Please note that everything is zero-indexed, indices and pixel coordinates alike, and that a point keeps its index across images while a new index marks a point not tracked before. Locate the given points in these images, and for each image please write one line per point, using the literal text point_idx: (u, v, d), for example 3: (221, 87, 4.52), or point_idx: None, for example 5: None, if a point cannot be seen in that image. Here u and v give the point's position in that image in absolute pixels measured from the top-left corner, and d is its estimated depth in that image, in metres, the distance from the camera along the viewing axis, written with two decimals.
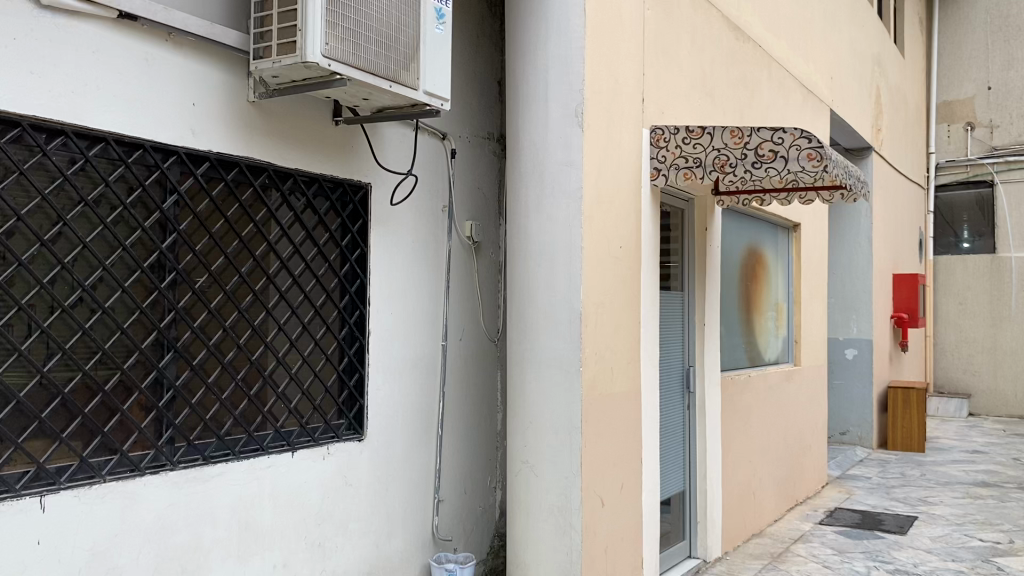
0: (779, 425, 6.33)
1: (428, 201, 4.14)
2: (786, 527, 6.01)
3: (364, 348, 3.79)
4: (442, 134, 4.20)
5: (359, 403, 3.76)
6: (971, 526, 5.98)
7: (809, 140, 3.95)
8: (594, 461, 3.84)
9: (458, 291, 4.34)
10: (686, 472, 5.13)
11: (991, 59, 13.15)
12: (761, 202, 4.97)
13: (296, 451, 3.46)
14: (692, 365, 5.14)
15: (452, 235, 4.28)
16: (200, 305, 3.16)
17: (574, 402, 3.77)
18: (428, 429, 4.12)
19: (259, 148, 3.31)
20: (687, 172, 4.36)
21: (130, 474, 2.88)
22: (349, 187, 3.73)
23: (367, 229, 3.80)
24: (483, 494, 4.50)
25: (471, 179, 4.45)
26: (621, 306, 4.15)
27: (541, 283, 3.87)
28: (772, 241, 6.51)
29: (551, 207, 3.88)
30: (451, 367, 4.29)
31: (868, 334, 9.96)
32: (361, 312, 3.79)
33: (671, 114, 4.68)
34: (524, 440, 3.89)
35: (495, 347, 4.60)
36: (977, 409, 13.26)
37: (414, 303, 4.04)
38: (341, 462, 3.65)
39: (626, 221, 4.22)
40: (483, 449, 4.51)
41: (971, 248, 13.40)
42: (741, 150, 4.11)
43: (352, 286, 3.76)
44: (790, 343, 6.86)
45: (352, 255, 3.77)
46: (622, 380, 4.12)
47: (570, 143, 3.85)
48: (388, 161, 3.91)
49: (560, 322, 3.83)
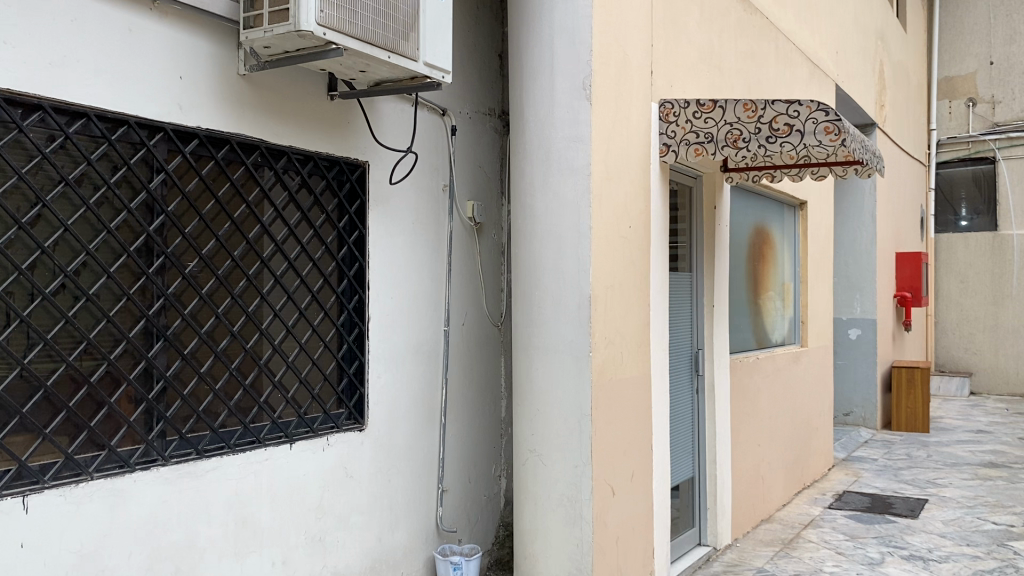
0: (786, 407, 6.19)
1: (429, 180, 3.96)
2: (796, 512, 5.88)
3: (363, 334, 3.62)
4: (442, 110, 4.02)
5: (360, 392, 3.61)
6: (983, 508, 5.87)
7: (826, 113, 3.80)
8: (604, 450, 3.69)
9: (460, 274, 4.17)
10: (696, 458, 4.99)
11: (993, 34, 12.96)
12: (772, 178, 4.83)
13: (294, 443, 3.30)
14: (700, 348, 4.99)
15: (454, 215, 4.11)
16: (190, 291, 2.99)
17: (584, 388, 3.62)
18: (431, 417, 3.97)
19: (251, 125, 3.13)
20: (697, 148, 4.16)
21: (119, 471, 2.72)
22: (346, 165, 3.55)
23: (365, 209, 3.62)
24: (487, 484, 4.35)
25: (473, 157, 4.28)
26: (630, 288, 3.98)
27: (549, 265, 3.71)
28: (779, 219, 6.36)
29: (558, 184, 3.71)
30: (454, 353, 4.13)
31: (871, 313, 9.84)
32: (360, 296, 3.61)
33: (679, 87, 4.51)
34: (532, 429, 3.73)
35: (498, 332, 4.44)
36: (978, 388, 13.19)
37: (415, 287, 3.88)
38: (341, 453, 3.49)
39: (635, 199, 4.05)
40: (487, 437, 4.36)
41: (971, 225, 13.29)
42: (755, 124, 3.94)
43: (350, 270, 3.59)
44: (797, 324, 6.72)
45: (350, 237, 3.59)
46: (632, 365, 3.97)
47: (578, 117, 3.67)
48: (386, 137, 3.72)
49: (567, 304, 3.67)
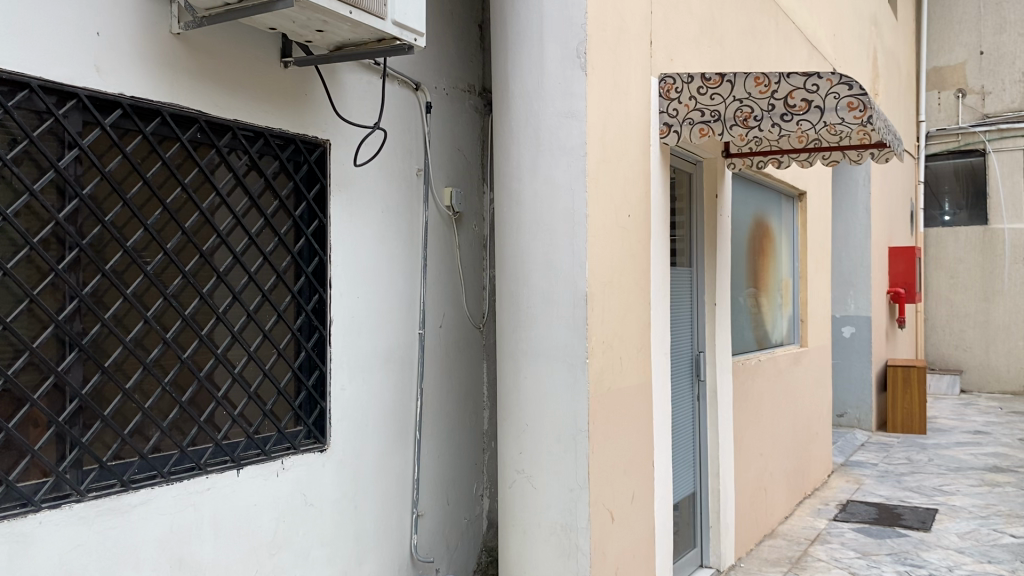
0: (788, 412, 5.80)
1: (401, 162, 3.48)
2: (799, 525, 5.48)
3: (324, 339, 3.13)
4: (415, 84, 3.54)
5: (320, 406, 3.13)
6: (999, 519, 5.49)
7: (849, 87, 3.38)
8: (601, 469, 3.23)
9: (436, 271, 3.70)
10: (696, 472, 4.57)
11: (982, 23, 12.68)
12: (779, 164, 4.48)
13: (242, 469, 2.82)
14: (701, 351, 4.56)
15: (429, 204, 3.64)
16: (113, 291, 2.51)
17: (580, 400, 3.16)
18: (404, 433, 3.50)
19: (189, 95, 2.65)
20: (702, 128, 3.74)
21: (21, 512, 2.22)
22: (303, 144, 3.07)
23: (325, 195, 3.13)
24: (468, 505, 3.89)
25: (450, 139, 3.80)
26: (630, 286, 3.54)
27: (538, 259, 3.25)
28: (778, 210, 5.95)
29: (548, 167, 3.24)
30: (430, 360, 3.65)
31: (866, 310, 9.50)
32: (320, 296, 3.13)
33: (680, 61, 4.06)
34: (519, 447, 3.27)
35: (480, 335, 3.98)
36: (969, 385, 12.96)
37: (386, 285, 3.40)
38: (299, 478, 3.01)
39: (635, 185, 3.61)
40: (469, 453, 3.90)
41: (954, 219, 13.03)
42: (767, 100, 3.57)
43: (309, 266, 3.10)
44: (796, 323, 6.32)
45: (308, 228, 3.11)
46: (631, 373, 3.52)
47: (571, 90, 3.21)
48: (352, 112, 3.23)
49: (561, 304, 3.21)
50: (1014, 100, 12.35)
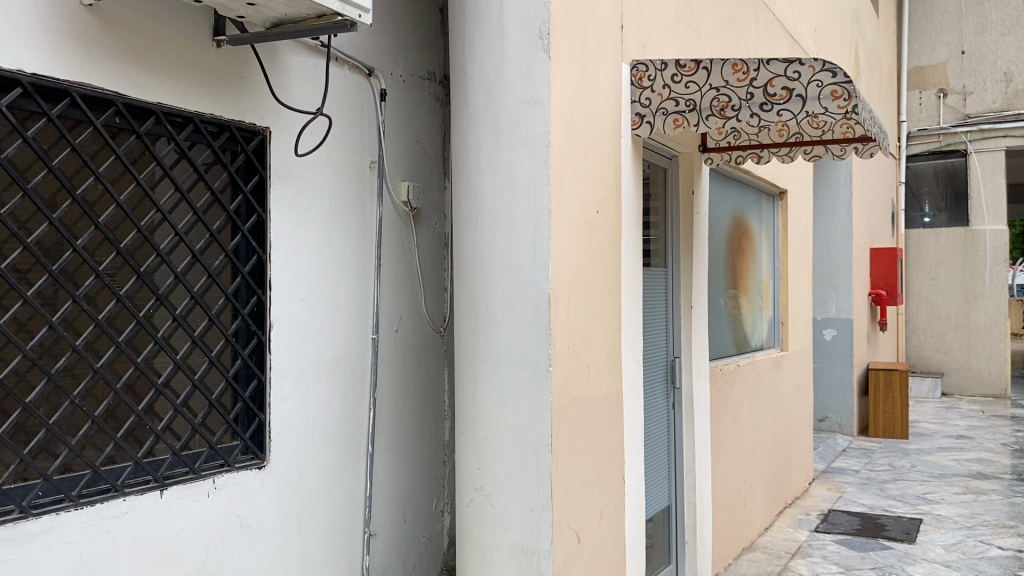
0: (768, 419, 5.58)
1: (352, 153, 3.20)
2: (780, 537, 5.25)
3: (263, 346, 2.86)
4: (368, 69, 3.27)
5: (259, 419, 2.86)
6: (985, 530, 5.30)
7: (833, 74, 3.14)
8: (566, 486, 2.98)
9: (392, 272, 3.43)
10: (671, 484, 4.33)
11: (963, 22, 12.52)
12: (758, 158, 4.29)
13: (167, 489, 2.55)
14: (677, 356, 4.33)
15: (384, 199, 3.37)
16: (14, 293, 2.24)
17: (543, 412, 2.91)
18: (355, 447, 3.22)
19: (101, 73, 2.36)
20: (677, 118, 3.50)
21: None
22: (239, 132, 2.80)
23: (264, 187, 2.87)
24: (427, 522, 3.61)
25: (407, 129, 3.53)
26: (598, 288, 3.29)
27: (499, 259, 2.99)
28: (757, 210, 5.73)
29: (509, 158, 2.99)
30: (385, 368, 3.38)
31: (847, 313, 9.32)
32: (259, 299, 2.86)
33: (653, 48, 3.82)
34: (477, 462, 3.02)
35: (441, 340, 3.70)
36: (950, 388, 12.95)
37: (334, 286, 3.12)
38: (233, 498, 2.74)
39: (605, 179, 3.36)
40: (429, 467, 3.62)
41: (933, 222, 13.07)
42: (746, 89, 3.31)
43: (245, 265, 2.84)
44: (776, 326, 6.10)
45: (245, 224, 2.84)
46: (600, 381, 3.27)
47: (533, 74, 2.96)
48: (295, 96, 2.96)
49: (523, 308, 2.96)
50: (995, 100, 12.21)
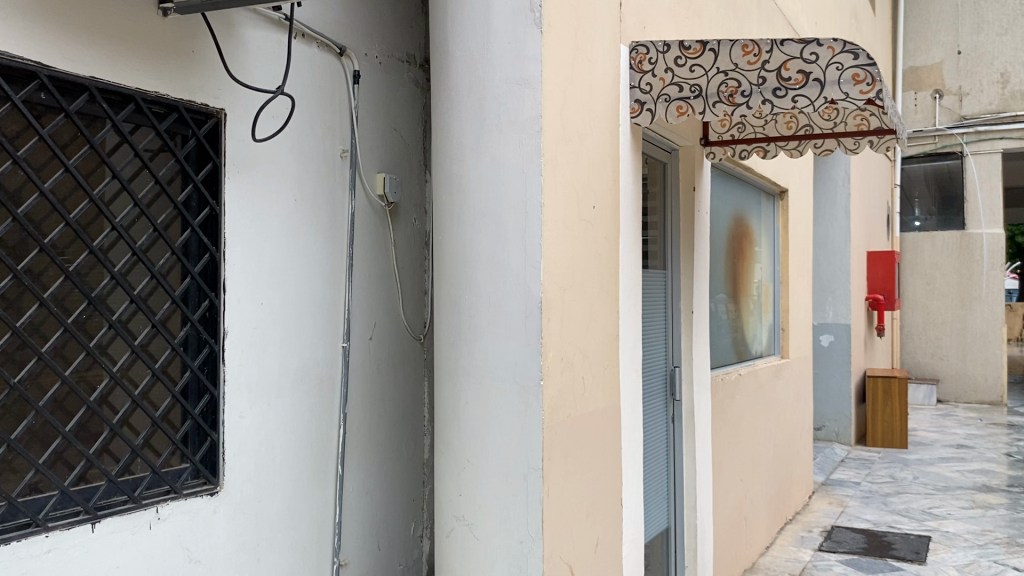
0: (770, 431, 5.29)
1: (320, 140, 2.88)
2: (782, 558, 4.95)
3: (215, 356, 2.53)
4: (339, 48, 2.95)
5: (211, 439, 2.53)
6: (998, 549, 5.01)
7: (854, 55, 2.87)
8: (558, 516, 2.65)
9: (366, 273, 3.10)
10: (670, 504, 4.04)
11: (960, 22, 12.27)
12: (764, 153, 4.02)
13: (99, 522, 2.20)
14: (677, 365, 4.03)
15: (357, 191, 3.04)
16: None
17: (532, 432, 2.58)
18: (323, 468, 2.89)
19: (19, 40, 2.02)
20: (680, 105, 3.18)
21: None
22: (189, 114, 2.47)
23: (217, 177, 2.54)
24: (405, 548, 3.28)
25: (384, 116, 3.21)
26: (595, 291, 2.98)
27: (484, 259, 2.68)
28: (758, 209, 5.44)
29: (496, 146, 2.67)
30: (357, 380, 3.05)
31: (844, 318, 9.08)
32: (211, 302, 2.53)
33: (653, 30, 3.52)
34: (458, 487, 2.72)
35: (421, 349, 3.37)
36: (945, 395, 12.75)
37: (298, 288, 2.79)
38: (180, 529, 2.40)
39: (602, 171, 3.05)
40: (407, 488, 3.29)
41: (924, 226, 13.02)
42: (758, 73, 3.03)
43: (195, 265, 2.51)
44: (777, 332, 5.81)
45: (195, 218, 2.51)
46: (596, 395, 2.96)
47: (523, 52, 2.64)
48: (254, 75, 2.64)
49: (510, 315, 2.64)
50: (991, 101, 12.00)
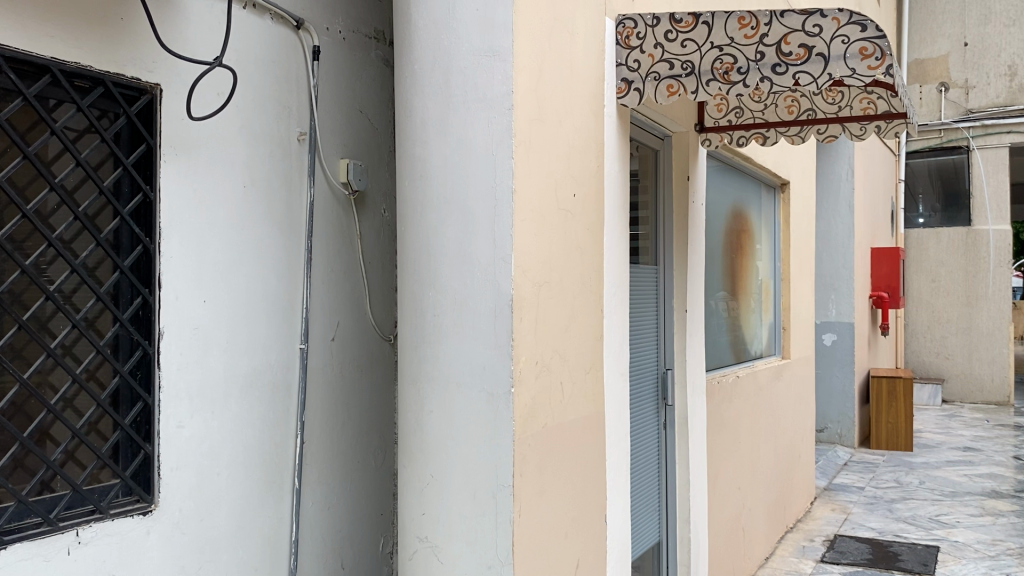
0: (770, 435, 5.03)
1: (274, 121, 2.62)
2: (783, 569, 4.69)
3: (149, 360, 2.28)
4: (296, 21, 2.69)
5: (144, 452, 2.27)
6: (1011, 560, 4.74)
7: (862, 27, 2.60)
8: (533, 537, 2.39)
9: (327, 267, 2.84)
10: (662, 516, 3.78)
11: (967, 13, 11.97)
12: (763, 140, 3.81)
13: (6, 549, 1.95)
14: (669, 368, 3.77)
15: (317, 178, 2.77)
16: None
17: (502, 444, 2.32)
18: (277, 481, 2.63)
19: None
20: (671, 84, 2.92)
21: None
22: (119, 90, 2.21)
23: (151, 160, 2.28)
24: (372, 567, 3.03)
25: (349, 97, 2.94)
26: (575, 288, 2.72)
27: (451, 252, 2.43)
28: (757, 202, 5.17)
29: (464, 126, 2.42)
30: (317, 384, 2.79)
31: (847, 317, 8.82)
32: (143, 300, 2.28)
33: (642, 4, 3.27)
34: (422, 504, 2.48)
35: (390, 350, 3.11)
36: (951, 395, 12.50)
37: (247, 283, 2.53)
38: (105, 553, 2.14)
39: (584, 156, 2.79)
40: (374, 501, 3.03)
41: (929, 222, 12.66)
42: (755, 48, 2.76)
43: (125, 259, 2.25)
44: (777, 331, 5.54)
45: (125, 206, 2.26)
46: (577, 402, 2.70)
47: (493, 20, 2.38)
48: (194, 46, 2.37)
49: (479, 313, 2.38)
50: (998, 95, 11.74)
